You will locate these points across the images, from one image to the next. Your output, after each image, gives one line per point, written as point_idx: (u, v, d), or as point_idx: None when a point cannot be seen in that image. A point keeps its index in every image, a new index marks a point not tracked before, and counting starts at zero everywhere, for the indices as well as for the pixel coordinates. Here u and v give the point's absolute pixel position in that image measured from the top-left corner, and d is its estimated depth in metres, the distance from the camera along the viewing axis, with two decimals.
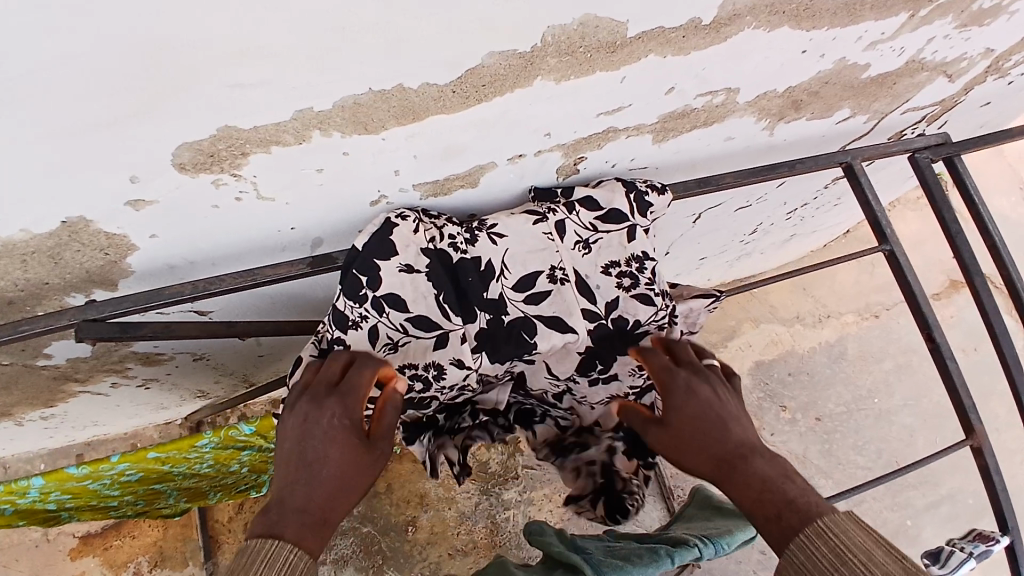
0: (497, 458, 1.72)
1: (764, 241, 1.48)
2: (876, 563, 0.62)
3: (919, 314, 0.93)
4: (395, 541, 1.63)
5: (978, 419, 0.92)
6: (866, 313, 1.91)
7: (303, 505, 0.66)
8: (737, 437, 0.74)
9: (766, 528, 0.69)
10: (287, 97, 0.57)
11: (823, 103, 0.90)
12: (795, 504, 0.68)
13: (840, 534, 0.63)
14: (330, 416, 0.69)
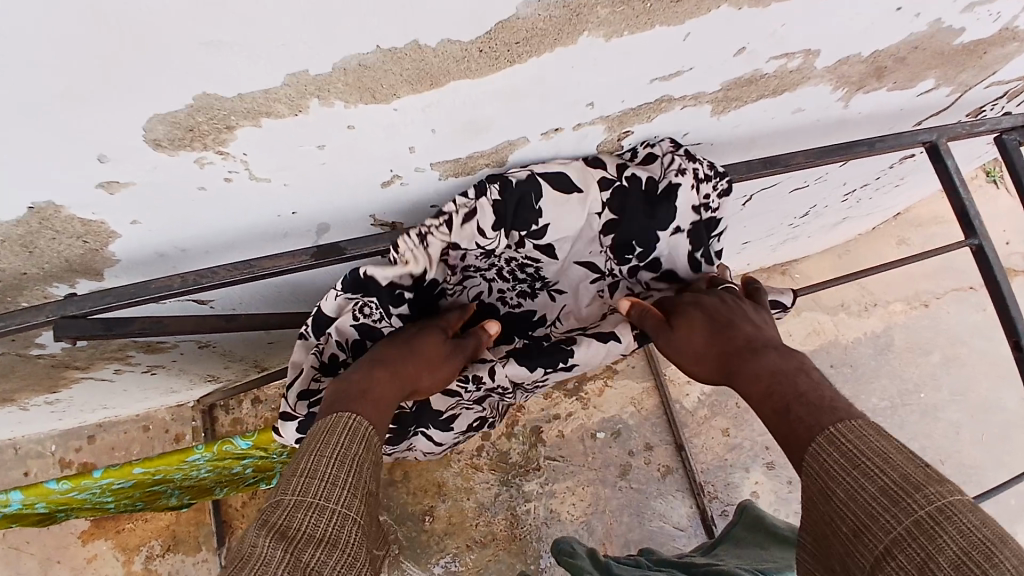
0: (516, 449, 1.63)
1: (812, 224, 1.35)
2: (893, 465, 0.54)
3: (1008, 321, 0.79)
4: (411, 531, 1.55)
5: None
6: (915, 302, 1.77)
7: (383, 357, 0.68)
8: (744, 336, 0.72)
9: (782, 439, 0.64)
10: (275, 57, 0.46)
11: (908, 72, 0.76)
12: (806, 399, 0.63)
13: (852, 437, 0.57)
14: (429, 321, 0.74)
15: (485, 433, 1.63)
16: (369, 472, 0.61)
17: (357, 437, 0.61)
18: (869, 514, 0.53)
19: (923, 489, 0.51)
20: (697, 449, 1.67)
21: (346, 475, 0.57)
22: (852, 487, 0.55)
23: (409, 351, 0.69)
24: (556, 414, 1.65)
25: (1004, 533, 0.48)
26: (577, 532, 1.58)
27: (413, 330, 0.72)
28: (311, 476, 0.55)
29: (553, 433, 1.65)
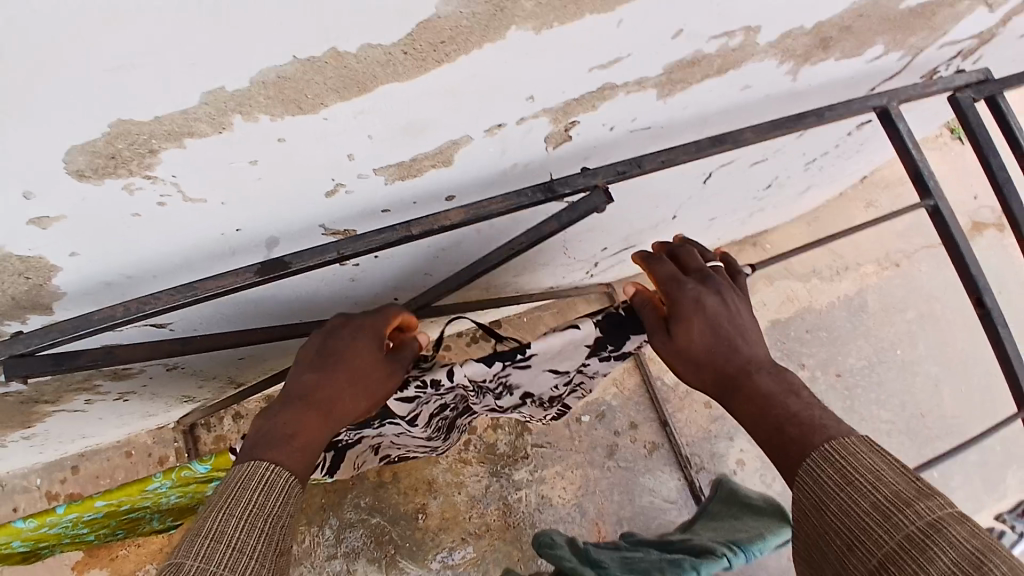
0: (504, 441, 1.62)
1: (778, 194, 1.35)
2: (886, 483, 0.60)
3: (968, 278, 0.80)
4: (406, 529, 1.54)
5: None
6: (886, 262, 1.78)
7: (310, 397, 0.71)
8: (741, 355, 0.74)
9: (774, 452, 0.69)
10: (189, 76, 0.44)
11: (855, 40, 0.76)
12: (798, 419, 0.68)
13: (844, 453, 0.63)
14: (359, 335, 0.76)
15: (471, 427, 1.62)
16: (284, 527, 0.64)
17: (274, 489, 0.64)
18: (866, 530, 0.59)
19: (913, 505, 0.58)
20: (682, 424, 1.68)
21: (256, 532, 0.61)
22: (846, 503, 0.61)
23: (338, 386, 0.72)
24: None
25: (991, 541, 0.55)
26: (570, 516, 1.59)
27: (342, 350, 0.75)
28: (219, 537, 0.59)
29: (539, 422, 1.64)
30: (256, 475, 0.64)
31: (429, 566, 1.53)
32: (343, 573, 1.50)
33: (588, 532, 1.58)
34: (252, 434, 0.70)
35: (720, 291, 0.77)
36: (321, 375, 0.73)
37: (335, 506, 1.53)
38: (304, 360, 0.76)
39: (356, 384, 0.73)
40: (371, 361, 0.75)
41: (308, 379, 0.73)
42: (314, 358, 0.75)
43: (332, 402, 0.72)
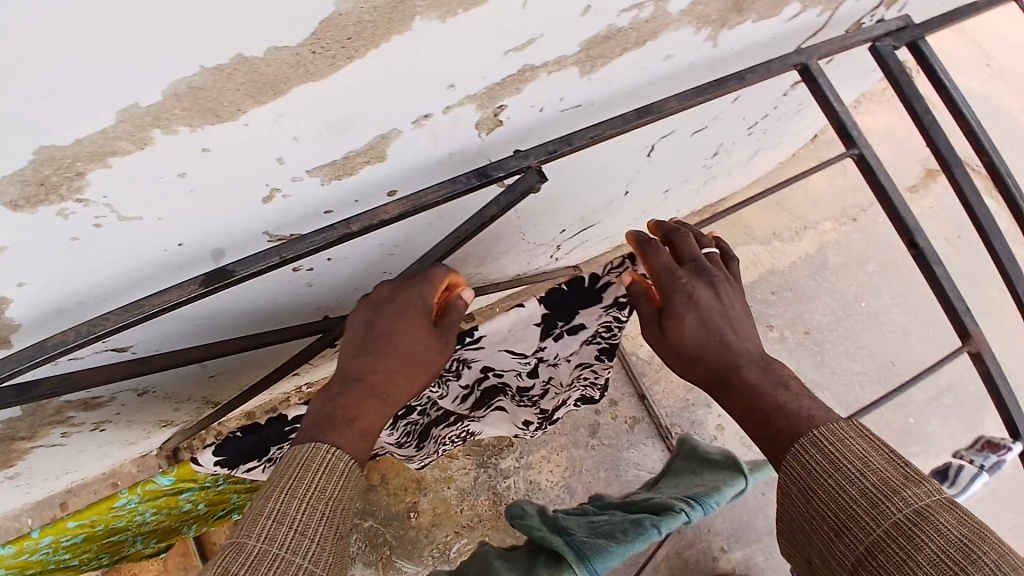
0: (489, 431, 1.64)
1: (727, 160, 1.38)
2: (875, 471, 0.69)
3: (897, 220, 0.82)
4: (399, 529, 1.56)
5: (973, 322, 0.83)
6: (844, 217, 1.82)
7: (368, 381, 0.77)
8: (731, 348, 0.83)
9: (757, 435, 0.78)
10: (101, 97, 0.45)
11: (769, 2, 0.78)
12: (785, 411, 0.75)
13: (833, 442, 0.71)
14: (400, 308, 0.79)
15: None
16: (344, 508, 0.69)
17: (335, 473, 0.69)
18: (854, 515, 0.67)
19: (902, 493, 0.66)
20: (660, 396, 1.71)
21: (317, 516, 0.66)
22: (833, 489, 0.69)
23: (395, 367, 0.78)
24: None
25: (971, 526, 0.63)
26: (560, 497, 1.61)
27: (390, 326, 0.79)
28: (283, 521, 0.64)
29: None
30: (317, 459, 0.69)
31: (426, 562, 1.54)
32: None
33: None
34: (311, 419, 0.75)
35: (714, 284, 0.85)
36: (378, 356, 0.78)
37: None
38: (355, 339, 0.80)
39: (410, 363, 0.79)
40: (418, 336, 0.79)
41: (363, 363, 0.78)
42: (366, 339, 0.79)
43: (390, 385, 0.78)
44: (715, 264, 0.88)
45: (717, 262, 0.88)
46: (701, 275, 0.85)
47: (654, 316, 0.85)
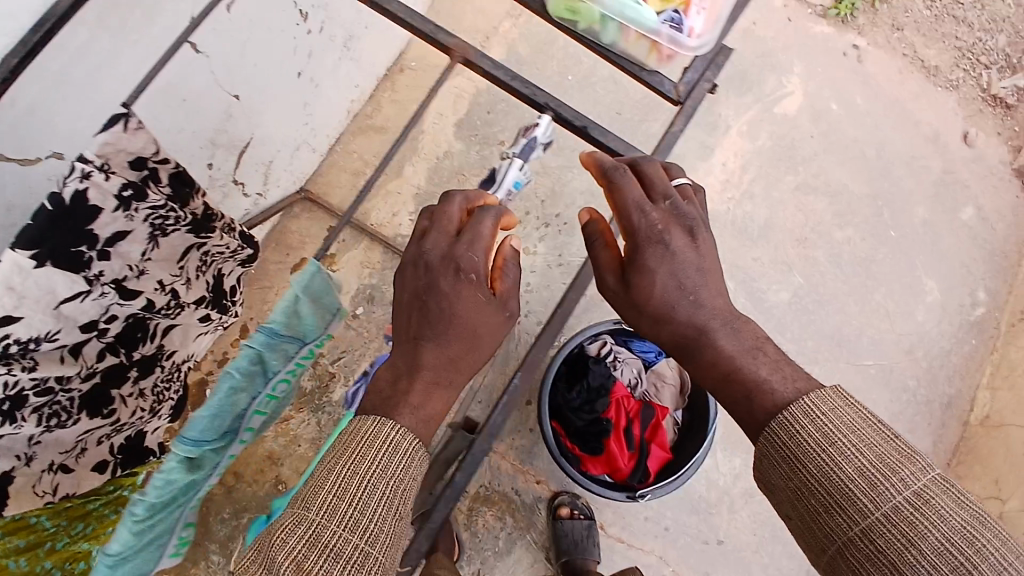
0: (306, 379, 1.54)
1: (342, 19, 1.34)
2: (872, 449, 0.64)
3: None
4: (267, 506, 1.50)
5: (447, 36, 0.76)
6: (517, 9, 1.75)
7: (430, 364, 0.79)
8: (700, 309, 0.80)
9: (731, 402, 0.76)
10: None
11: None
12: (762, 385, 0.73)
13: (828, 414, 0.67)
14: (475, 288, 0.82)
15: None
16: (407, 489, 0.67)
17: (400, 452, 0.68)
18: (850, 494, 0.63)
19: (901, 473, 0.62)
20: None
21: (377, 494, 0.64)
22: (827, 461, 0.64)
23: (456, 353, 0.81)
24: None
25: (974, 511, 0.60)
26: None
27: (471, 298, 0.82)
28: (343, 496, 0.64)
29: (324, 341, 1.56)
30: (379, 436, 0.68)
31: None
32: None
33: None
34: (363, 420, 0.71)
35: (691, 229, 0.83)
36: (442, 339, 0.80)
37: (203, 535, 1.49)
38: (426, 322, 0.82)
39: (473, 344, 0.82)
40: (491, 313, 0.83)
41: (428, 345, 0.81)
42: (425, 323, 0.82)
43: (453, 365, 0.81)
44: (688, 204, 0.86)
45: (687, 197, 0.87)
46: (678, 218, 0.83)
47: (615, 268, 0.84)
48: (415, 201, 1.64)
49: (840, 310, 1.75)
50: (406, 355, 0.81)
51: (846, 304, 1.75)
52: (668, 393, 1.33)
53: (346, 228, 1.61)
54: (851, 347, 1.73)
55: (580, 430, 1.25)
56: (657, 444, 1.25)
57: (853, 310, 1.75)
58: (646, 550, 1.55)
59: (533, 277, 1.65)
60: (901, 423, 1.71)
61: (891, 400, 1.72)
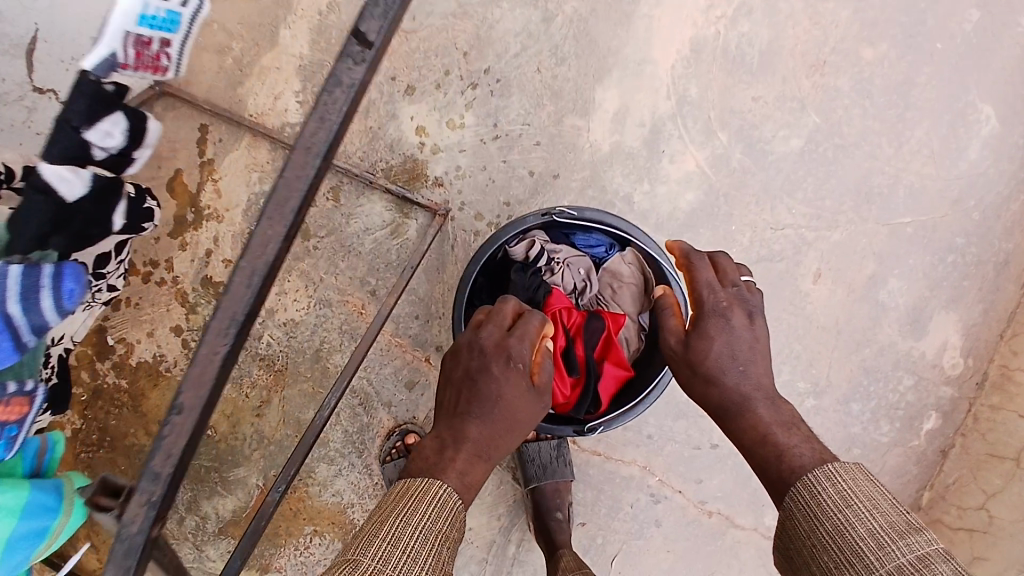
0: (211, 314, 1.31)
1: None
2: (882, 513, 0.69)
3: None
4: (202, 453, 1.34)
5: None
6: None
7: (473, 440, 0.81)
8: (743, 384, 0.85)
9: (761, 461, 0.81)
10: None
11: None
12: (791, 451, 0.79)
13: (845, 478, 0.73)
14: (514, 375, 0.84)
15: (176, 328, 1.32)
16: (449, 546, 0.73)
17: (446, 509, 0.74)
18: (858, 550, 0.67)
19: (906, 539, 0.66)
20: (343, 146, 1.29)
21: (425, 548, 0.70)
22: (840, 517, 0.70)
23: (497, 431, 0.83)
24: (204, 251, 1.31)
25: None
26: (321, 315, 1.31)
27: (515, 383, 0.84)
28: (397, 544, 0.68)
29: (222, 268, 1.31)
30: (428, 494, 0.75)
31: (259, 458, 1.34)
32: (201, 524, 1.35)
33: (347, 313, 1.31)
34: (414, 491, 0.75)
35: (751, 313, 0.88)
36: (486, 417, 0.82)
37: None
38: (467, 398, 0.83)
39: (510, 425, 0.84)
40: (528, 399, 0.84)
41: (473, 423, 0.81)
42: (474, 400, 0.82)
43: (490, 442, 0.82)
44: (755, 292, 0.91)
45: (756, 290, 0.91)
46: (742, 302, 0.88)
47: (677, 333, 0.89)
48: (299, 74, 1.31)
49: (868, 154, 1.34)
50: (451, 427, 0.82)
51: (876, 146, 1.34)
52: (626, 298, 1.05)
53: (221, 124, 1.31)
54: (883, 202, 1.35)
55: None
56: (608, 364, 0.99)
57: (886, 151, 1.34)
58: (626, 462, 1.33)
59: (463, 158, 1.30)
60: (943, 291, 1.36)
61: (932, 263, 1.36)
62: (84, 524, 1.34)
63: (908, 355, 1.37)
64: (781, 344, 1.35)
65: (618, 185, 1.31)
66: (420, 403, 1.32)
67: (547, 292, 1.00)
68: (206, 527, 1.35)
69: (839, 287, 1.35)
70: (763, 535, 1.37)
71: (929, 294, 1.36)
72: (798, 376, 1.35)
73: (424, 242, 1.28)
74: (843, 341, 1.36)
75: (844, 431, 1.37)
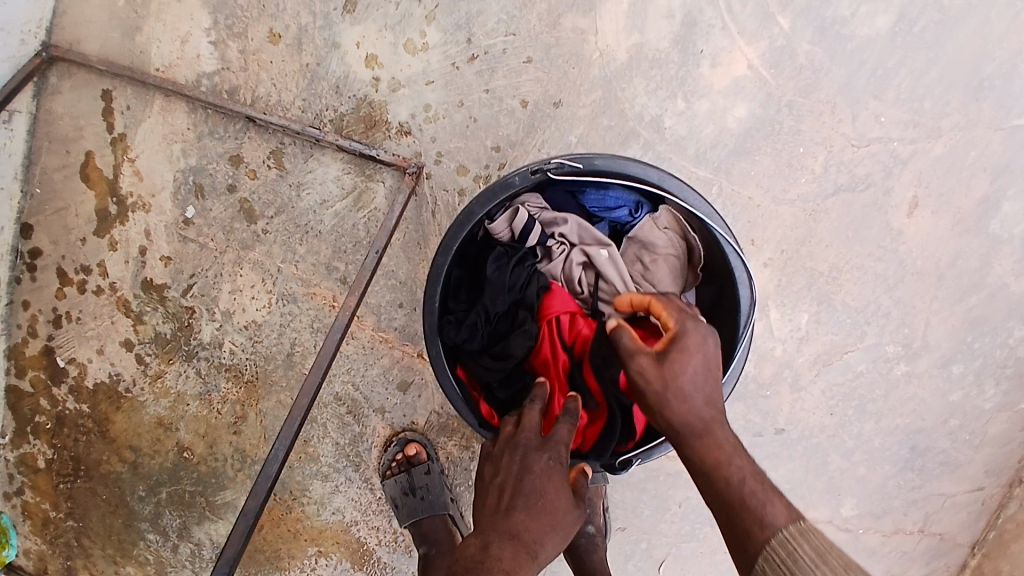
0: (161, 323, 1.09)
1: None
2: (854, 565, 0.51)
3: None
4: (185, 473, 1.13)
5: None
6: None
7: (520, 537, 0.62)
8: (707, 412, 0.62)
9: (718, 504, 0.59)
10: None
11: None
12: (750, 481, 0.58)
13: (809, 526, 0.55)
14: (557, 465, 0.68)
15: (125, 343, 1.10)
16: None
17: None
18: None
19: None
20: (271, 97, 1.00)
21: None
22: None
23: (547, 532, 0.64)
24: (138, 249, 1.07)
25: None
26: (286, 313, 1.06)
27: (559, 475, 0.67)
28: None
29: (161, 267, 1.07)
30: None
31: (245, 479, 1.13)
32: (198, 553, 1.15)
33: (316, 308, 1.05)
34: None
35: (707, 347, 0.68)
36: (533, 514, 0.64)
37: (129, 520, 1.15)
38: (504, 494, 0.66)
39: (558, 521, 0.65)
40: (570, 497, 0.67)
41: (521, 519, 0.63)
42: (518, 493, 0.65)
43: (540, 544, 0.63)
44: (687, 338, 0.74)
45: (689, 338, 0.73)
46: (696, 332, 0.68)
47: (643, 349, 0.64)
48: (206, 6, 1.00)
49: (981, 19, 0.94)
50: (491, 527, 0.63)
51: (1001, 8, 0.94)
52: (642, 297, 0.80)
53: (126, 86, 1.04)
54: (1005, 90, 0.95)
55: (503, 375, 0.81)
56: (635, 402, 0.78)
57: (1015, 9, 0.94)
58: (674, 457, 1.09)
59: (432, 92, 0.98)
60: None
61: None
62: (69, 559, 1.16)
63: None
64: (866, 297, 1.00)
65: (639, 105, 0.97)
66: (418, 405, 1.09)
67: (541, 289, 0.80)
68: (203, 554, 1.15)
69: (942, 217, 0.98)
70: (841, 529, 1.08)
71: None
72: (888, 338, 1.01)
73: (389, 206, 0.99)
74: (946, 290, 0.99)
75: (943, 401, 1.02)
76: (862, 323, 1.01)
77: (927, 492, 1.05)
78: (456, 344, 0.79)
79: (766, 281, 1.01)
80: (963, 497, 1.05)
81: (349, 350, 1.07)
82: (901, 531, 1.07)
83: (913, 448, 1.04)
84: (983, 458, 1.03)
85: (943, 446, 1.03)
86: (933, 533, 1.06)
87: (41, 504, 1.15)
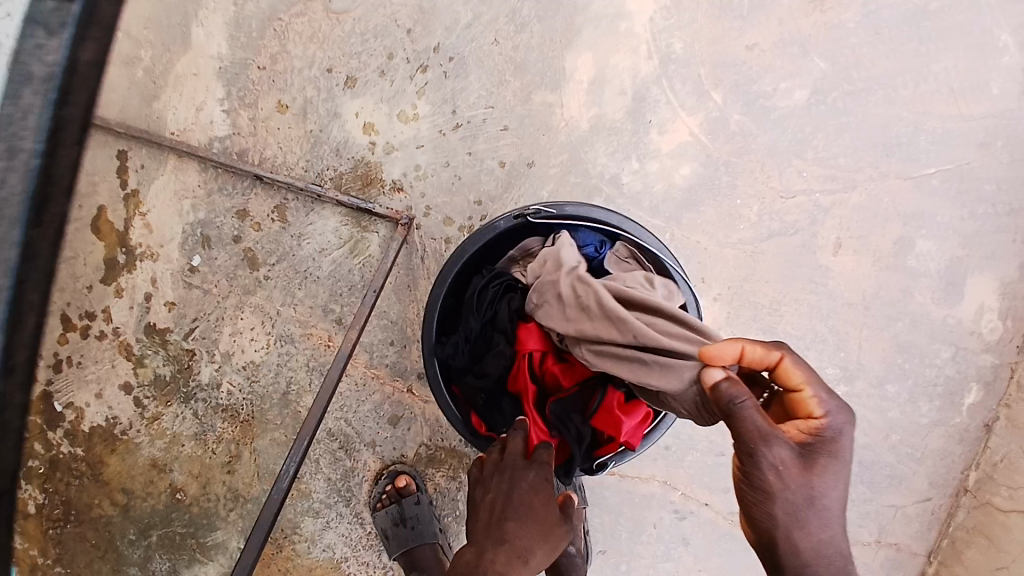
0: (161, 366, 1.15)
1: None
2: None
3: None
4: (176, 515, 1.17)
5: None
6: None
7: (512, 543, 0.73)
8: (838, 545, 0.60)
9: None
10: None
11: None
12: None
13: None
14: (541, 480, 0.78)
15: (124, 386, 1.16)
16: None
17: None
18: None
19: None
20: (278, 158, 1.12)
21: None
22: None
23: (536, 541, 0.74)
24: (143, 296, 1.15)
25: None
26: (284, 353, 1.14)
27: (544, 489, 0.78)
28: None
29: (164, 312, 1.15)
30: None
31: (238, 519, 1.16)
32: None
33: (311, 348, 1.14)
34: None
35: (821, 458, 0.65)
36: (522, 524, 0.75)
37: (118, 564, 1.17)
38: (495, 507, 0.78)
39: (546, 531, 0.76)
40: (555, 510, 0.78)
41: (511, 527, 0.74)
42: (508, 506, 0.77)
43: (530, 547, 0.74)
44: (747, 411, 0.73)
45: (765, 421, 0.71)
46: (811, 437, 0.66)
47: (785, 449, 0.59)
48: (219, 78, 1.13)
49: (878, 94, 1.15)
50: (486, 535, 0.74)
51: (892, 86, 1.15)
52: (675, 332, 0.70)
53: (141, 146, 1.14)
54: (904, 151, 1.15)
55: (487, 394, 0.89)
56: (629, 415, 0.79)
57: (905, 84, 1.15)
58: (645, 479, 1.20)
59: (422, 154, 1.12)
60: (978, 248, 1.15)
61: (961, 218, 1.15)
62: None
63: (942, 326, 1.16)
64: (803, 328, 1.16)
65: (602, 165, 1.13)
66: (408, 438, 1.17)
67: (512, 312, 0.86)
68: None
69: (862, 256, 1.15)
70: None
71: (962, 254, 1.15)
72: (825, 362, 1.16)
73: (384, 252, 1.11)
74: (871, 318, 1.16)
75: (880, 417, 1.17)
76: (801, 349, 1.16)
77: (875, 504, 1.18)
78: (445, 362, 0.89)
79: (715, 314, 1.15)
80: (912, 508, 1.18)
81: (343, 387, 1.16)
82: (854, 540, 1.19)
83: (858, 462, 1.17)
84: (926, 469, 1.17)
85: (883, 459, 1.17)
86: (889, 543, 1.19)
87: (31, 550, 1.17)
